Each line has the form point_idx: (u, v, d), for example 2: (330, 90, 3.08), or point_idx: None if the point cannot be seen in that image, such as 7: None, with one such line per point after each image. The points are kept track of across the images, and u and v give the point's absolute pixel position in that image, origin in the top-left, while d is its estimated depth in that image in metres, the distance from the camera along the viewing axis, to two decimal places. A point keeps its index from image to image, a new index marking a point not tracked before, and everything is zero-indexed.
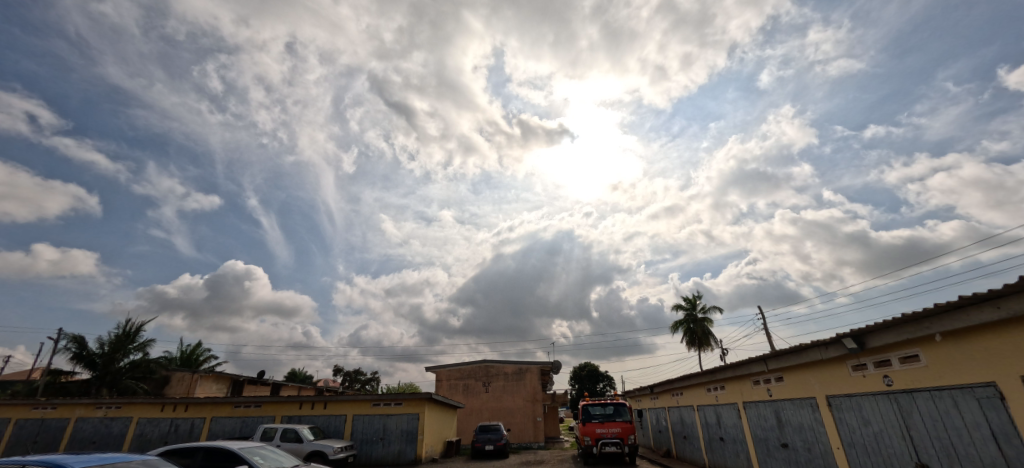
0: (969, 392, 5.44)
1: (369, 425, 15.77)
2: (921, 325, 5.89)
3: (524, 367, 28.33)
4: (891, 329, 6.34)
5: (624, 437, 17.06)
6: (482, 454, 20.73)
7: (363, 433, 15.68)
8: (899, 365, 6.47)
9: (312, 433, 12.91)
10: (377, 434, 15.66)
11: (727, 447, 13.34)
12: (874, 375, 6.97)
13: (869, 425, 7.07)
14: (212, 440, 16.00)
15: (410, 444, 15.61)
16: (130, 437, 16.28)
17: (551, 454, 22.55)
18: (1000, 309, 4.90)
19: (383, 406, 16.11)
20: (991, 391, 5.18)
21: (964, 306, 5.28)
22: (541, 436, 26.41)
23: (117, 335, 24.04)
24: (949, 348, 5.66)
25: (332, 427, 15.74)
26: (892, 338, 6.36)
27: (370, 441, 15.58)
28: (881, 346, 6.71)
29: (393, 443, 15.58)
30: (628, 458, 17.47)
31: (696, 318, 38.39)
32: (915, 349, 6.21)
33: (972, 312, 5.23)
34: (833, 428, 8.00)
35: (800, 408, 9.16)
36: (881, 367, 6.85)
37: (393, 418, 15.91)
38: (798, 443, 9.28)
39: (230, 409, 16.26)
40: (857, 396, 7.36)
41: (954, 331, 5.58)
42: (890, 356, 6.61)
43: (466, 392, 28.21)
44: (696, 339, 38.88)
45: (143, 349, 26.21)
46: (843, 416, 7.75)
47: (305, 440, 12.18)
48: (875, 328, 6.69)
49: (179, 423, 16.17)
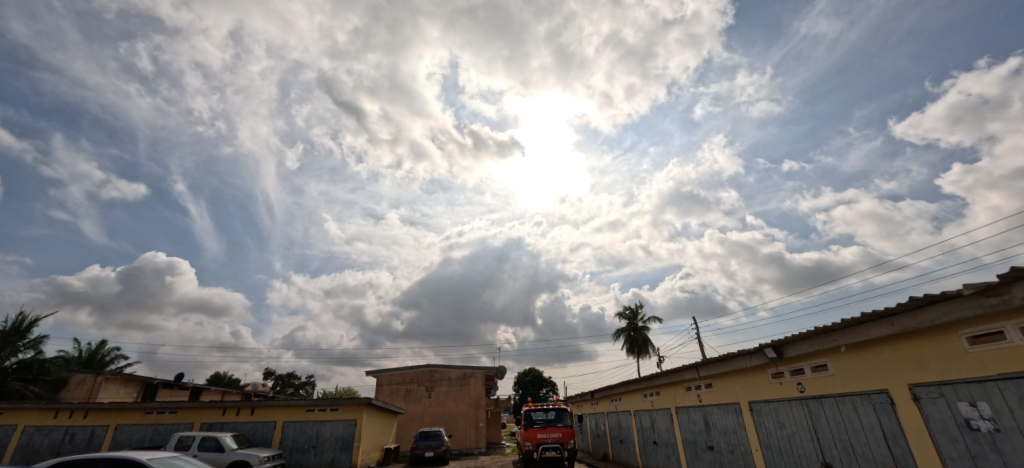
0: (867, 398, 6.38)
1: (300, 432, 15.94)
2: (830, 337, 6.85)
3: (468, 373, 29.59)
4: (808, 341, 7.32)
5: (565, 441, 18.45)
6: (421, 461, 21.49)
7: (294, 441, 15.83)
8: (810, 373, 7.50)
9: (235, 441, 13.17)
10: (308, 442, 15.87)
11: (660, 450, 15.29)
12: (789, 382, 8.04)
13: None
14: (119, 449, 15.43)
15: (344, 451, 15.90)
16: (13, 447, 15.36)
17: (493, 460, 23.97)
18: (892, 325, 5.82)
19: (320, 413, 16.32)
20: (884, 397, 6.13)
21: (864, 322, 6.22)
22: (481, 442, 27.56)
23: (5, 331, 22.06)
24: (852, 360, 6.62)
25: (259, 434, 15.80)
26: (805, 349, 7.35)
27: (301, 449, 15.73)
28: (797, 355, 7.74)
29: (325, 451, 15.81)
30: (568, 462, 18.93)
31: (637, 326, 41.42)
32: (824, 359, 7.22)
33: (870, 326, 6.19)
34: (754, 431, 9.99)
35: (726, 413, 11.12)
36: (795, 375, 7.90)
37: (328, 425, 16.16)
38: (723, 444, 11.24)
39: (139, 416, 15.78)
40: None
41: (856, 344, 6.54)
42: (803, 365, 7.64)
43: (407, 397, 28.67)
44: (636, 346, 41.90)
45: (35, 346, 24.23)
46: (762, 420, 9.76)
47: (228, 450, 12.39)
48: (793, 339, 7.69)
49: (76, 431, 15.48)
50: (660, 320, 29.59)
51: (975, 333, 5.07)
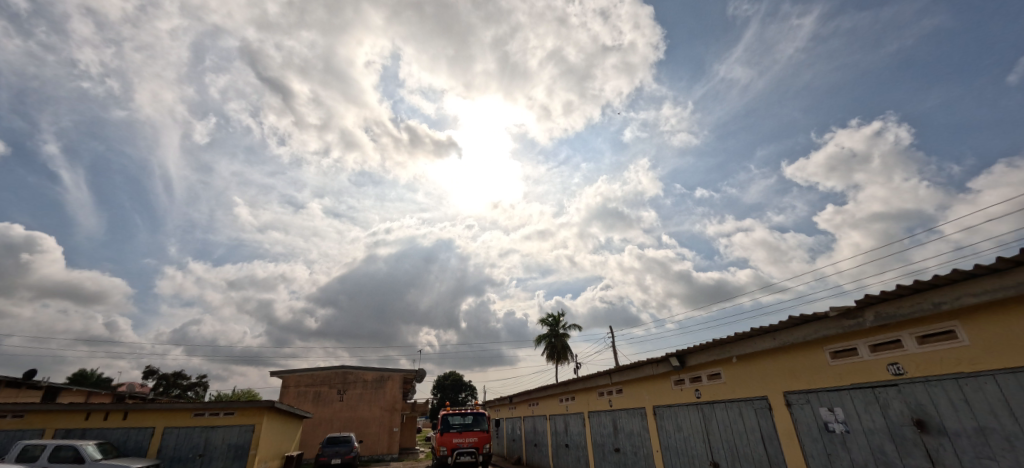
0: (750, 403, 6.78)
1: (185, 440, 11.84)
2: (724, 349, 7.30)
3: (385, 375, 29.13)
4: (707, 351, 7.73)
5: (480, 446, 18.29)
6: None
7: (175, 451, 11.73)
8: (706, 380, 7.93)
9: (103, 452, 9.08)
10: (195, 451, 11.80)
11: (571, 451, 17.26)
12: (687, 388, 8.47)
13: (680, 430, 8.50)
14: None
15: (237, 462, 11.87)
16: None
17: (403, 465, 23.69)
18: (774, 339, 6.28)
19: (210, 417, 12.22)
20: (763, 403, 6.57)
21: (753, 335, 6.65)
22: (394, 447, 27.02)
23: None
24: (742, 369, 7.04)
25: (131, 443, 11.59)
26: (704, 358, 7.78)
27: (183, 461, 11.65)
28: (696, 364, 8.14)
29: (215, 463, 11.74)
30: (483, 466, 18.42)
31: (558, 334, 44.06)
32: (718, 368, 7.66)
33: (756, 340, 6.66)
34: (655, 434, 9.37)
35: (632, 417, 10.49)
36: (693, 382, 8.32)
37: (220, 430, 12.08)
38: (627, 447, 10.58)
39: None
40: (674, 406, 8.80)
41: (745, 355, 6.98)
42: (701, 373, 8.07)
43: (316, 401, 27.64)
44: (557, 352, 44.56)
45: None
46: (663, 422, 9.12)
47: (90, 459, 8.50)
48: (695, 349, 8.11)
49: None
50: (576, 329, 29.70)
51: (833, 350, 5.57)
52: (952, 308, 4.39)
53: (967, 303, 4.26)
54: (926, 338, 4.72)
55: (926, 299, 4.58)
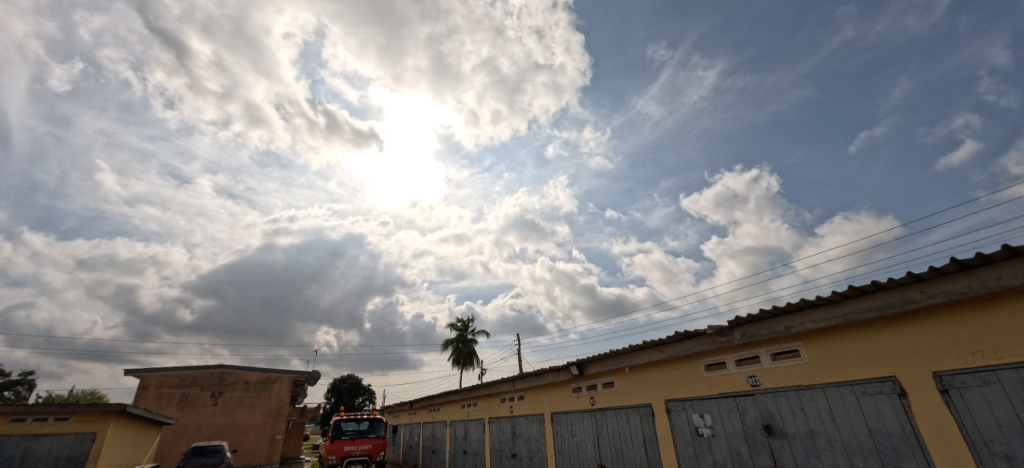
0: (636, 410, 7.05)
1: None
2: (619, 358, 7.53)
3: (273, 375, 22.78)
4: (603, 360, 7.93)
5: (375, 454, 14.25)
6: None
7: None
8: (601, 388, 8.12)
9: None
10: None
11: (468, 457, 16.57)
12: (584, 395, 8.62)
13: (574, 435, 8.61)
14: None
15: None
16: None
17: None
18: (662, 351, 6.62)
19: (34, 423, 9.19)
20: (647, 410, 6.87)
21: (644, 347, 6.95)
22: (275, 458, 20.94)
23: None
24: (632, 378, 7.31)
25: None
26: (600, 367, 7.96)
27: None
28: (593, 373, 8.31)
29: None
30: None
31: (467, 339, 40.94)
32: (612, 377, 7.87)
33: (645, 352, 6.97)
34: (551, 440, 9.34)
35: (530, 423, 10.34)
36: (590, 390, 8.49)
37: (46, 439, 9.13)
38: (523, 453, 10.37)
39: None
40: (571, 413, 8.89)
41: (636, 366, 7.24)
42: (597, 381, 8.23)
43: (182, 405, 20.53)
44: (464, 358, 41.72)
45: None
46: (559, 428, 9.14)
47: None
48: (593, 358, 8.27)
49: None
50: (486, 335, 28.16)
51: (708, 362, 6.02)
52: (797, 331, 4.98)
53: (806, 326, 4.84)
54: (777, 355, 5.27)
55: (779, 322, 5.13)
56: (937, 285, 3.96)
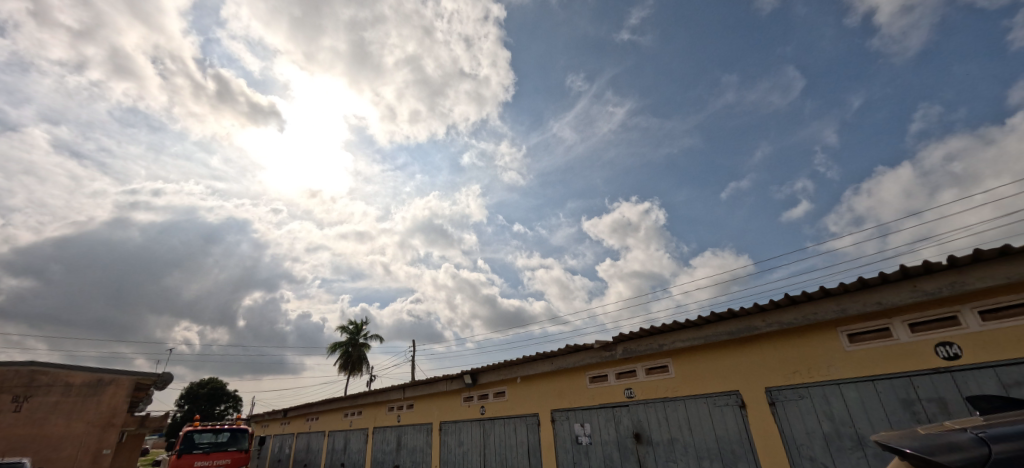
0: (525, 419, 8.36)
1: None
2: (513, 370, 8.85)
3: None
4: (498, 371, 9.23)
5: None
6: None
7: None
8: (492, 398, 9.38)
9: None
10: None
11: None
12: (475, 404, 9.82)
13: (462, 444, 9.72)
14: None
15: None
16: None
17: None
18: (552, 364, 8.05)
19: None
20: (534, 418, 8.21)
21: (538, 359, 8.33)
22: None
23: None
24: (524, 389, 8.64)
25: None
26: (495, 377, 9.24)
27: None
28: (486, 382, 9.60)
29: None
30: None
31: (358, 340, 34.98)
32: (504, 387, 9.19)
33: (538, 364, 8.37)
34: (437, 449, 10.41)
35: (417, 433, 11.33)
36: (481, 399, 9.73)
37: None
38: (407, 463, 11.34)
39: None
40: (460, 422, 10.04)
41: (528, 377, 8.61)
42: (490, 391, 9.51)
43: None
44: (349, 363, 34.62)
45: None
46: (447, 437, 10.25)
47: None
48: (488, 369, 9.56)
49: None
50: (380, 339, 26.84)
51: (593, 375, 7.45)
52: (668, 349, 6.41)
53: (675, 346, 6.26)
54: (650, 370, 6.69)
55: (655, 341, 6.55)
56: (775, 315, 5.40)
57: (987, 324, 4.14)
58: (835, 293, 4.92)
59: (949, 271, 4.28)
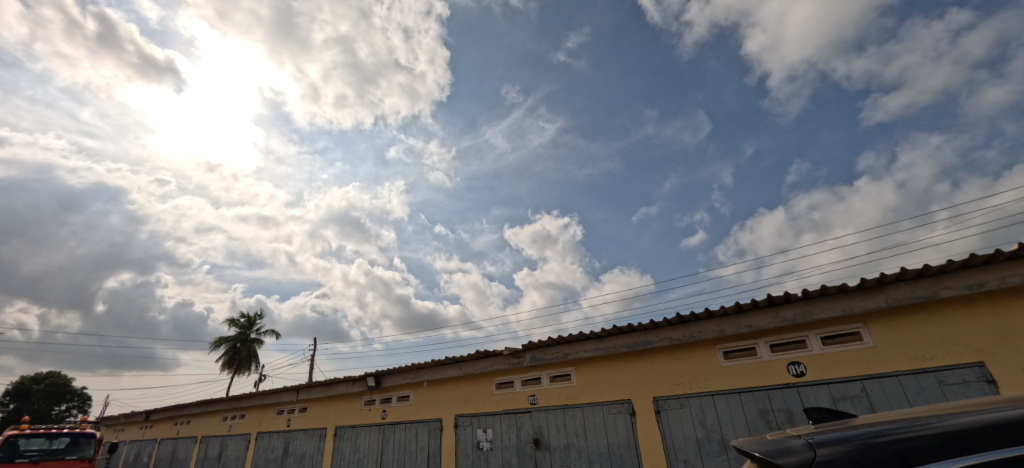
0: (428, 424, 8.94)
1: None
2: (420, 374, 9.43)
3: None
4: (404, 375, 9.73)
5: None
6: None
7: None
8: (395, 402, 9.86)
9: None
10: None
11: None
12: (376, 408, 10.22)
13: (358, 450, 10.05)
14: None
15: None
16: None
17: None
18: (460, 369, 8.75)
19: None
20: (437, 423, 8.81)
21: (446, 363, 8.97)
22: None
23: None
24: (429, 393, 9.25)
25: None
26: (401, 381, 9.72)
27: None
28: (389, 386, 10.05)
29: None
30: None
31: (249, 336, 32.38)
32: (409, 391, 9.72)
33: (446, 369, 9.01)
34: (329, 454, 10.64)
35: (308, 438, 11.38)
36: (383, 403, 10.15)
37: None
38: None
39: None
40: (358, 426, 10.36)
41: (435, 382, 9.23)
42: (393, 394, 9.98)
43: None
44: (236, 361, 31.92)
45: None
46: (343, 441, 10.52)
47: None
48: (393, 373, 10.02)
49: None
50: (276, 334, 25.72)
51: (500, 381, 8.23)
52: (571, 357, 7.30)
53: (580, 355, 7.15)
54: (553, 378, 7.58)
55: (562, 350, 7.41)
56: (667, 331, 6.35)
57: (822, 348, 5.33)
58: (715, 314, 5.96)
59: (800, 303, 5.46)
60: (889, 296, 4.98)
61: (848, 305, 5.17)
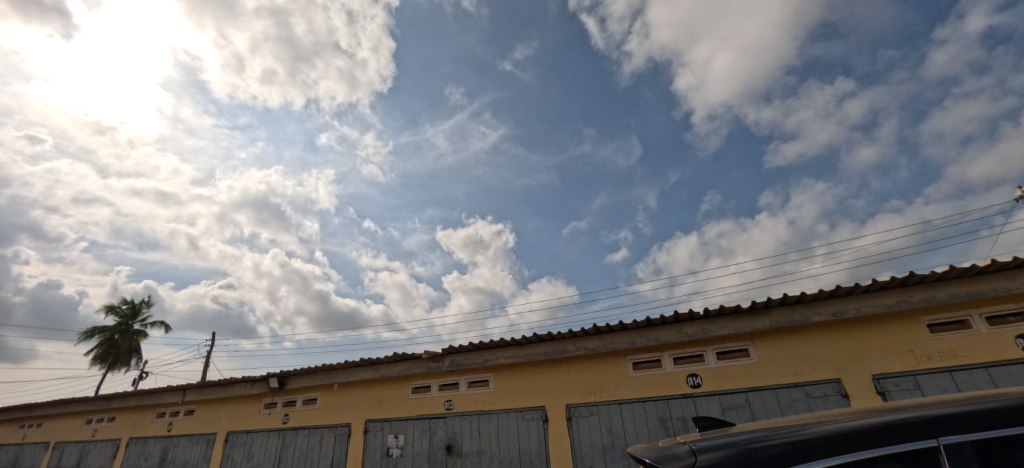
0: (333, 430, 6.93)
1: None
2: (329, 375, 7.30)
3: None
4: (312, 375, 7.47)
5: None
6: None
7: None
8: (300, 406, 7.55)
9: None
10: None
11: None
12: (277, 412, 7.75)
13: (250, 459, 7.58)
14: None
15: None
16: None
17: None
18: (376, 371, 6.85)
19: None
20: (345, 430, 6.85)
21: (358, 365, 7.01)
22: None
23: None
24: (339, 397, 7.18)
25: None
26: (307, 381, 7.47)
27: None
28: (295, 388, 7.68)
29: None
30: None
31: (130, 328, 28.14)
32: (317, 393, 7.51)
33: (360, 370, 7.04)
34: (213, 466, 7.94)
35: (192, 446, 8.46)
36: (285, 406, 7.73)
37: None
38: None
39: None
40: (254, 432, 7.83)
41: (348, 383, 7.20)
42: (298, 398, 7.63)
43: None
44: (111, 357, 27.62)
45: None
46: (233, 450, 7.91)
47: None
48: (301, 372, 7.68)
49: None
50: (165, 325, 20.41)
51: (416, 385, 6.58)
52: (492, 364, 6.03)
53: (499, 362, 5.92)
54: (473, 383, 6.16)
55: (480, 355, 6.11)
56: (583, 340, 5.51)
57: (717, 362, 4.87)
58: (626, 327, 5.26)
59: (699, 320, 4.94)
60: (772, 317, 4.63)
61: (738, 325, 4.77)
